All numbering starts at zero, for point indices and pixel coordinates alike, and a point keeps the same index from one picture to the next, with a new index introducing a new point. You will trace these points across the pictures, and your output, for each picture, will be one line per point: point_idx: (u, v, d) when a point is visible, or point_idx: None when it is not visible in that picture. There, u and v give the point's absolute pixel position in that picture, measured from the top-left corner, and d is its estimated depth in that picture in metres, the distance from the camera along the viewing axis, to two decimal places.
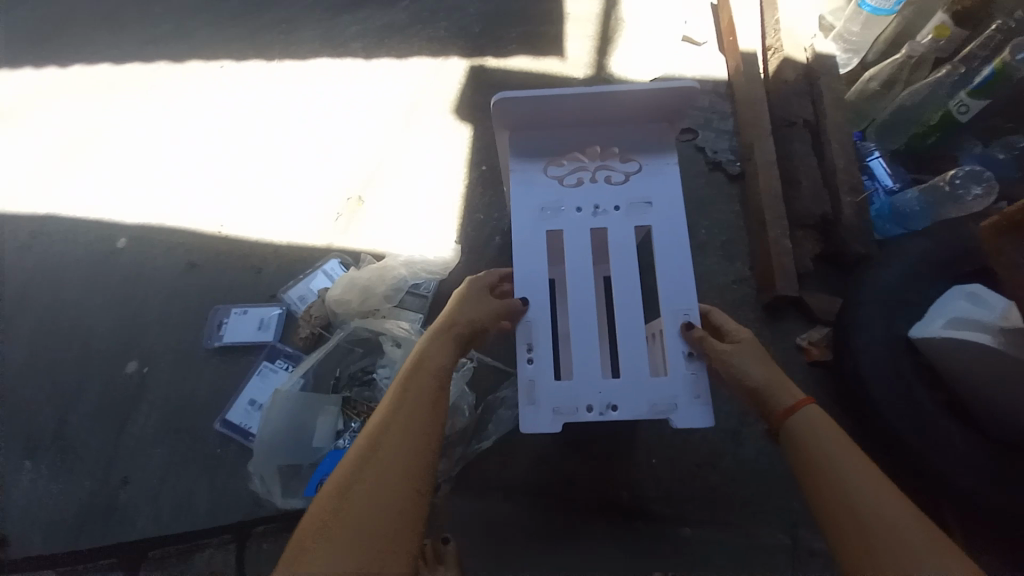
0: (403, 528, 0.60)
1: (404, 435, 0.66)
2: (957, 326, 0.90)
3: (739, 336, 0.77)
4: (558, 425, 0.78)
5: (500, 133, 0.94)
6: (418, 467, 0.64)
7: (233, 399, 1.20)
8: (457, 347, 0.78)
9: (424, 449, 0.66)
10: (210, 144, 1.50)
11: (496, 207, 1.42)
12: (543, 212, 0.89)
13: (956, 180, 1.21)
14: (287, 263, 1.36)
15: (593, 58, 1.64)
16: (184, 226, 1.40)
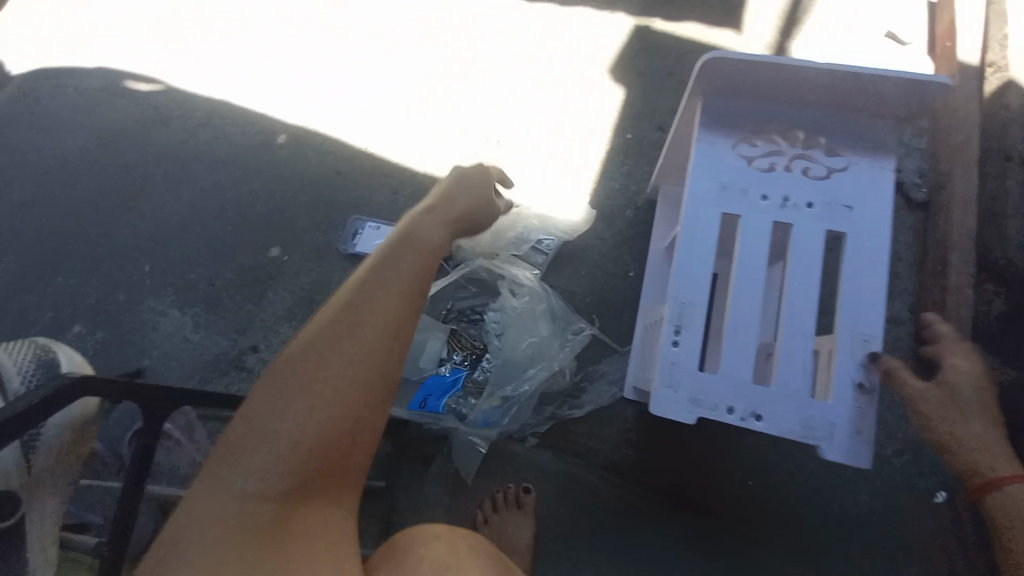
0: (354, 411, 0.60)
1: (375, 309, 0.64)
2: None
3: (950, 377, 0.79)
4: (692, 417, 0.75)
5: (692, 99, 0.88)
6: (380, 354, 0.62)
7: None
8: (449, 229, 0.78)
9: (390, 337, 0.64)
10: (369, 59, 1.53)
11: (634, 181, 1.37)
12: (723, 191, 0.81)
13: None
14: (420, 189, 1.40)
15: (773, 39, 1.48)
16: (335, 134, 1.47)
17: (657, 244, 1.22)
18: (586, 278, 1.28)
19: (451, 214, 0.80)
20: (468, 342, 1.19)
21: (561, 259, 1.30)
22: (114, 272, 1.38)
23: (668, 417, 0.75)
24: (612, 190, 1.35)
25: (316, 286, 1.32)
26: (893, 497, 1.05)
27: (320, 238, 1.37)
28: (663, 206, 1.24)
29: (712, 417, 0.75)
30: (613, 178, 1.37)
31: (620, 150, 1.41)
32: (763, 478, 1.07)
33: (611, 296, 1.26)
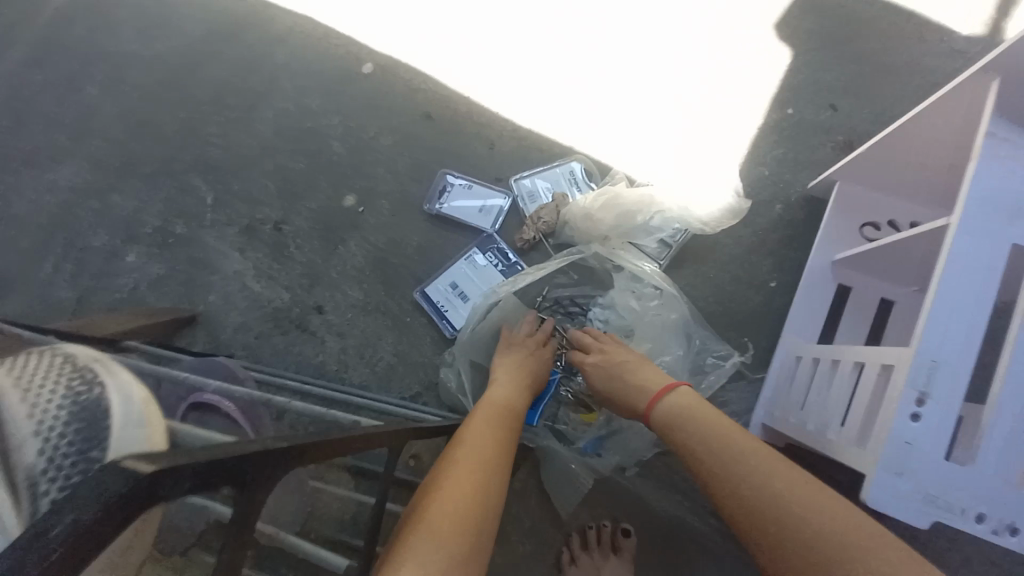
0: (472, 518, 0.60)
1: (477, 442, 0.71)
2: None
3: None
4: (926, 521, 0.58)
5: (985, 77, 0.66)
6: (491, 472, 0.67)
7: (435, 273, 1.12)
8: (524, 380, 0.87)
9: (497, 459, 0.69)
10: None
11: (787, 172, 1.10)
12: (1015, 214, 0.59)
13: None
14: (524, 147, 1.17)
15: (994, 9, 1.15)
16: (429, 68, 1.24)
17: (824, 255, 0.97)
18: (713, 282, 1.05)
19: (518, 359, 0.91)
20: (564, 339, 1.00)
21: (687, 253, 1.07)
22: (175, 199, 1.24)
23: (890, 514, 0.59)
24: (759, 178, 1.10)
25: (391, 246, 1.14)
26: None
27: (401, 192, 1.18)
28: (840, 206, 0.99)
29: (949, 520, 0.58)
30: (763, 164, 1.11)
31: (774, 130, 1.13)
32: None
33: (743, 309, 1.03)
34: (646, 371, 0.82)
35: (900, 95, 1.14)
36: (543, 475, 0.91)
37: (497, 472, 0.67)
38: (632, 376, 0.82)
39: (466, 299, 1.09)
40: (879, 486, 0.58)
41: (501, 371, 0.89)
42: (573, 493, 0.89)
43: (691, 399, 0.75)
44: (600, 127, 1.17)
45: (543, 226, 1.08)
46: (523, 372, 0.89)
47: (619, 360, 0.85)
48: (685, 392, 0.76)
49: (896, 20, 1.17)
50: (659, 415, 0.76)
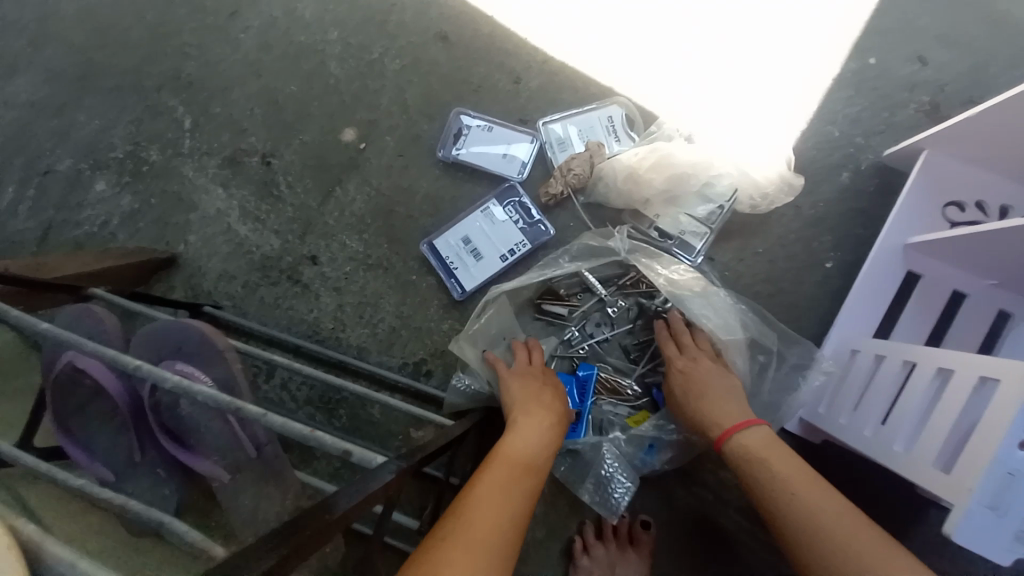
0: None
1: (495, 492, 0.57)
2: None
3: None
4: (1011, 557, 0.49)
5: None
6: (502, 527, 0.53)
7: (445, 225, 0.98)
8: (539, 422, 0.71)
9: (512, 515, 0.55)
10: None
11: (858, 133, 0.96)
12: None
13: None
14: (555, 84, 1.00)
15: None
16: None
17: (896, 236, 0.85)
18: (761, 257, 0.93)
19: (530, 394, 0.76)
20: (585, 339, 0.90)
21: (735, 222, 0.94)
22: (147, 120, 1.07)
23: (972, 549, 0.50)
24: (826, 139, 0.96)
25: (396, 193, 1.00)
26: None
27: (408, 130, 1.01)
28: (922, 178, 0.86)
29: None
30: (831, 123, 0.96)
31: (849, 83, 0.97)
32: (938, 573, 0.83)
33: (791, 290, 0.92)
34: (730, 397, 0.74)
35: (1002, 50, 0.97)
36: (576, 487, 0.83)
37: (495, 547, 0.51)
38: (710, 397, 0.74)
39: (479, 259, 0.95)
40: (968, 520, 0.49)
41: (513, 412, 0.73)
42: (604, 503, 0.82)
43: (770, 448, 0.67)
44: (644, 65, 0.99)
45: (573, 179, 0.93)
46: (541, 407, 0.73)
47: (706, 378, 0.76)
48: (763, 436, 0.68)
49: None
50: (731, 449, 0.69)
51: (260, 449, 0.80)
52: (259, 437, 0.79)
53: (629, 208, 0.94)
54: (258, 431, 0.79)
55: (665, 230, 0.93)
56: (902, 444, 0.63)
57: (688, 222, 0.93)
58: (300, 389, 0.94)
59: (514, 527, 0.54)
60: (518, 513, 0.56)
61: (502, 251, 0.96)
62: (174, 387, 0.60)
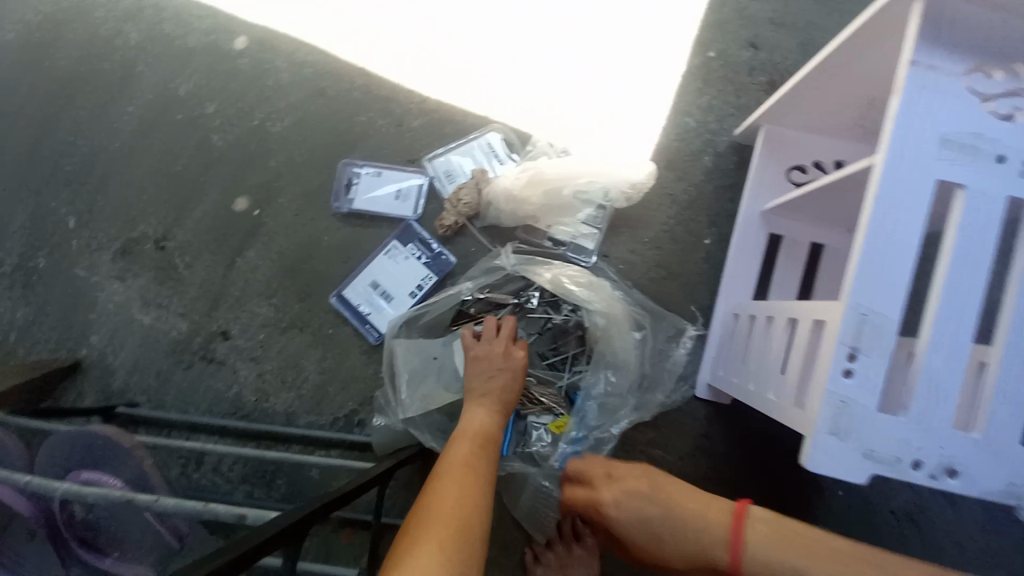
0: (458, 523, 0.56)
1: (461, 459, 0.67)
2: None
3: None
4: (865, 474, 0.54)
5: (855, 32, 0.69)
6: (477, 481, 0.63)
7: (352, 273, 1.00)
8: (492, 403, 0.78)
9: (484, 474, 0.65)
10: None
11: (712, 120, 1.06)
12: (944, 148, 0.54)
13: None
14: (437, 121, 1.05)
15: None
16: (316, 41, 1.07)
17: (755, 205, 0.95)
18: (648, 245, 1.01)
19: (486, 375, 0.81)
20: None
21: (621, 218, 1.02)
22: (31, 227, 1.04)
23: (829, 474, 0.55)
24: (685, 129, 1.06)
25: (300, 251, 1.01)
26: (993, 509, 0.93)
27: (302, 188, 1.03)
28: (767, 151, 0.97)
29: (890, 476, 0.55)
30: (687, 114, 1.06)
31: (696, 77, 1.07)
32: (856, 493, 0.92)
33: (683, 269, 1.00)
34: (682, 499, 0.64)
35: (818, 28, 1.10)
36: (521, 510, 0.88)
37: (482, 502, 0.61)
38: (646, 507, 0.64)
39: (390, 299, 0.98)
40: (815, 449, 0.54)
41: (468, 390, 0.81)
42: (546, 519, 0.88)
43: (766, 525, 0.58)
44: (513, 91, 1.07)
45: (465, 208, 0.98)
46: (492, 386, 0.80)
47: (635, 488, 0.67)
48: (754, 513, 0.60)
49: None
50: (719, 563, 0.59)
51: (184, 540, 0.79)
52: (181, 528, 0.79)
53: (523, 223, 0.99)
54: (180, 522, 0.79)
55: (561, 238, 0.99)
56: (775, 392, 0.69)
57: (580, 227, 1.00)
58: (233, 468, 0.93)
59: (484, 480, 0.65)
60: (486, 470, 0.66)
61: (411, 287, 0.99)
62: (68, 494, 0.59)
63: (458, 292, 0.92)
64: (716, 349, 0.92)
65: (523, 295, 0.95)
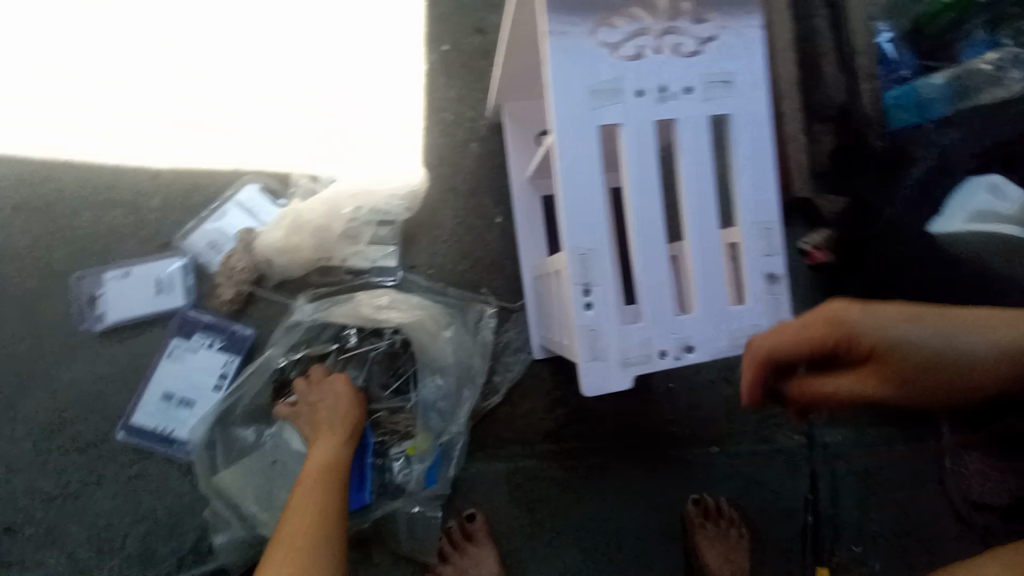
0: None
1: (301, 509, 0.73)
2: (981, 218, 1.00)
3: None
4: (627, 378, 0.65)
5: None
6: (315, 531, 0.71)
7: (140, 393, 0.92)
8: (333, 434, 0.81)
9: (323, 519, 0.72)
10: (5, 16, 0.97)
11: (467, 108, 1.06)
12: (595, 98, 0.61)
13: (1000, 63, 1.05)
14: (181, 195, 0.96)
15: None
16: (16, 153, 0.95)
17: (518, 173, 1.01)
18: (450, 242, 1.03)
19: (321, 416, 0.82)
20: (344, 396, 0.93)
21: (413, 227, 1.02)
22: None
23: (603, 390, 0.66)
24: (444, 124, 1.05)
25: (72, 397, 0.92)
26: None
27: (58, 317, 0.93)
28: (514, 121, 1.00)
29: (647, 370, 0.66)
30: (443, 108, 1.05)
31: (436, 69, 1.04)
32: (685, 379, 1.05)
33: (487, 253, 1.04)
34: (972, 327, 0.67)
35: None
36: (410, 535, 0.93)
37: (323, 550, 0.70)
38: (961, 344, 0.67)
39: (191, 403, 0.92)
40: (583, 375, 0.65)
41: (308, 425, 0.83)
42: (431, 524, 0.94)
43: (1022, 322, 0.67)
44: (250, 137, 0.98)
45: (242, 275, 0.91)
46: (329, 418, 0.82)
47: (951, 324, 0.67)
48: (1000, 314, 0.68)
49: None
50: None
51: None
52: None
53: (314, 267, 0.94)
54: None
55: (360, 267, 0.96)
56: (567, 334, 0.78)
57: (375, 249, 0.97)
58: None
59: (325, 524, 0.72)
60: (327, 513, 0.73)
61: (212, 381, 0.93)
62: None
63: (268, 360, 0.88)
64: (531, 311, 0.99)
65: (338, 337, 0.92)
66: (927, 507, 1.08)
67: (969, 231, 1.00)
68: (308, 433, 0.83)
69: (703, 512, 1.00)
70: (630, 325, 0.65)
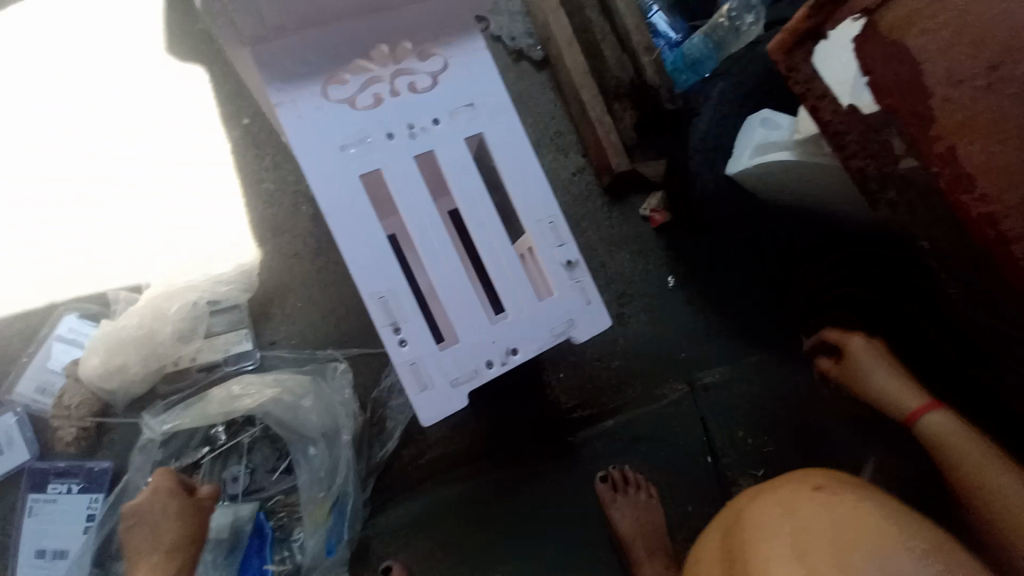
0: None
1: None
2: (761, 151, 0.96)
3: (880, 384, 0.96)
4: (463, 396, 0.70)
5: (239, 50, 0.67)
6: None
7: (12, 561, 0.86)
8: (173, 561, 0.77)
9: None
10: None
11: (287, 174, 1.02)
12: (346, 150, 0.67)
13: (731, 12, 1.13)
14: (2, 345, 0.91)
15: None
16: None
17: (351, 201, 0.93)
18: (307, 306, 1.00)
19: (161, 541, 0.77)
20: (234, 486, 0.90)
21: (262, 306, 0.99)
22: None
23: (446, 413, 0.70)
24: (266, 195, 1.01)
25: None
26: (653, 304, 1.21)
27: None
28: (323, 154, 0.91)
29: (478, 384, 0.71)
30: (263, 179, 1.01)
31: (243, 145, 1.01)
32: (571, 366, 1.12)
33: (348, 310, 1.01)
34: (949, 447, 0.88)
35: None
36: None
37: None
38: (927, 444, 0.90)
39: (67, 555, 0.86)
40: (422, 405, 0.69)
41: (142, 549, 0.77)
42: None
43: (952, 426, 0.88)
44: (60, 266, 0.94)
45: (81, 410, 0.87)
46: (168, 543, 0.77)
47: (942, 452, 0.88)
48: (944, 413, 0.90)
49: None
50: (923, 431, 0.90)
51: None
52: None
53: (159, 377, 0.90)
54: None
55: (211, 360, 0.93)
56: None
57: (220, 340, 0.94)
58: None
59: None
60: None
61: (84, 524, 0.86)
62: None
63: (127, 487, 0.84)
64: None
65: (206, 437, 0.89)
66: (813, 409, 1.18)
67: (756, 165, 0.96)
68: (139, 557, 0.77)
69: (613, 487, 1.05)
70: (451, 346, 0.70)
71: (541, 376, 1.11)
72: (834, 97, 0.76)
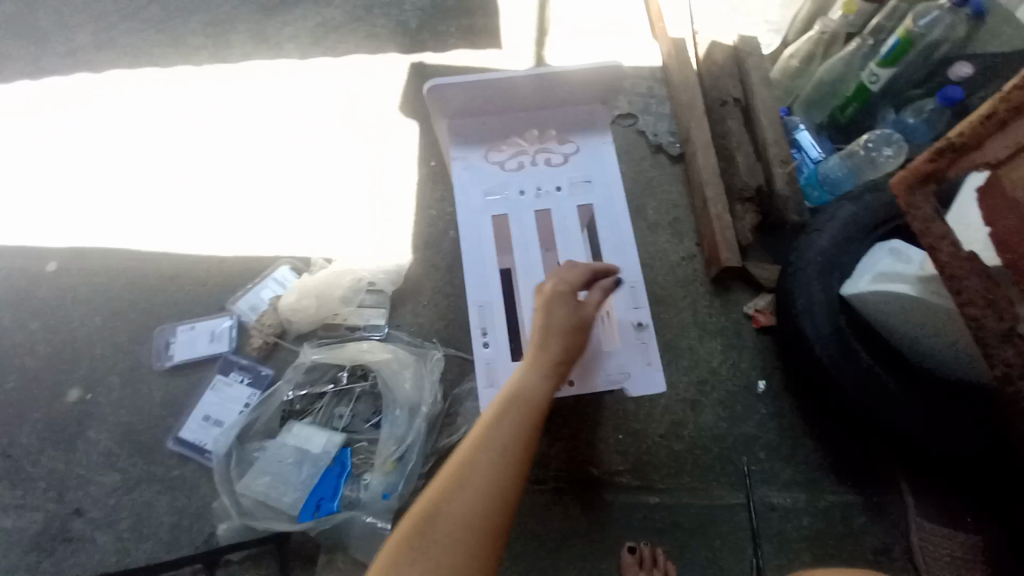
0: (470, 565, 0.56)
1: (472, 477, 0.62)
2: (882, 280, 0.97)
3: None
4: None
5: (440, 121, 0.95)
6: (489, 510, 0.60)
7: (184, 416, 1.20)
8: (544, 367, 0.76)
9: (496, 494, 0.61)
10: (121, 157, 1.46)
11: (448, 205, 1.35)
12: (487, 197, 0.92)
13: (869, 143, 1.21)
14: (235, 272, 1.32)
15: (534, 48, 1.53)
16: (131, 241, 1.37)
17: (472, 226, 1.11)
18: (431, 305, 1.27)
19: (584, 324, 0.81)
20: (337, 422, 1.15)
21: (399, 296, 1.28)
22: None
23: None
24: (429, 218, 1.34)
25: (134, 416, 1.20)
26: (733, 401, 1.18)
27: (123, 362, 1.25)
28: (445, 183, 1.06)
29: None
30: (430, 207, 1.35)
31: (425, 180, 1.37)
32: (631, 431, 1.16)
33: (456, 317, 1.25)
34: None
35: None
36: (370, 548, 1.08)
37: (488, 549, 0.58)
38: None
39: (221, 425, 1.19)
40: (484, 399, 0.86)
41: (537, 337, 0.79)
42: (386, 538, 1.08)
43: None
44: (287, 232, 1.36)
45: (270, 329, 1.23)
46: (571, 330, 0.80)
47: None
48: None
49: (468, 59, 1.51)
50: None
51: None
52: None
53: (320, 323, 1.24)
54: None
55: (355, 323, 1.24)
56: None
57: (366, 312, 1.25)
58: None
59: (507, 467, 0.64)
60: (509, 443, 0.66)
61: (240, 408, 1.20)
62: None
63: (276, 391, 1.14)
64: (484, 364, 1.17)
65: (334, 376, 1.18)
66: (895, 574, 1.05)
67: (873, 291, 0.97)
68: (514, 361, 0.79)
69: (639, 561, 1.03)
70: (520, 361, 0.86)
71: (600, 429, 1.16)
72: (954, 240, 0.73)
